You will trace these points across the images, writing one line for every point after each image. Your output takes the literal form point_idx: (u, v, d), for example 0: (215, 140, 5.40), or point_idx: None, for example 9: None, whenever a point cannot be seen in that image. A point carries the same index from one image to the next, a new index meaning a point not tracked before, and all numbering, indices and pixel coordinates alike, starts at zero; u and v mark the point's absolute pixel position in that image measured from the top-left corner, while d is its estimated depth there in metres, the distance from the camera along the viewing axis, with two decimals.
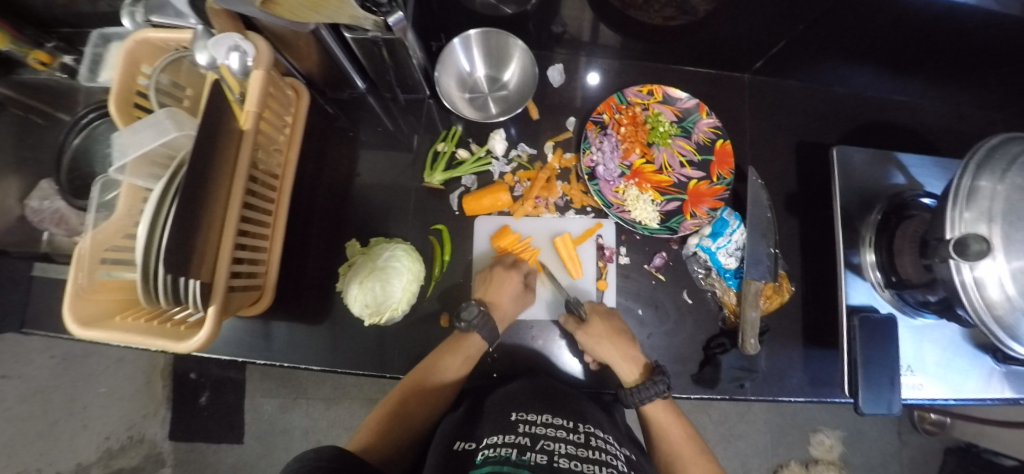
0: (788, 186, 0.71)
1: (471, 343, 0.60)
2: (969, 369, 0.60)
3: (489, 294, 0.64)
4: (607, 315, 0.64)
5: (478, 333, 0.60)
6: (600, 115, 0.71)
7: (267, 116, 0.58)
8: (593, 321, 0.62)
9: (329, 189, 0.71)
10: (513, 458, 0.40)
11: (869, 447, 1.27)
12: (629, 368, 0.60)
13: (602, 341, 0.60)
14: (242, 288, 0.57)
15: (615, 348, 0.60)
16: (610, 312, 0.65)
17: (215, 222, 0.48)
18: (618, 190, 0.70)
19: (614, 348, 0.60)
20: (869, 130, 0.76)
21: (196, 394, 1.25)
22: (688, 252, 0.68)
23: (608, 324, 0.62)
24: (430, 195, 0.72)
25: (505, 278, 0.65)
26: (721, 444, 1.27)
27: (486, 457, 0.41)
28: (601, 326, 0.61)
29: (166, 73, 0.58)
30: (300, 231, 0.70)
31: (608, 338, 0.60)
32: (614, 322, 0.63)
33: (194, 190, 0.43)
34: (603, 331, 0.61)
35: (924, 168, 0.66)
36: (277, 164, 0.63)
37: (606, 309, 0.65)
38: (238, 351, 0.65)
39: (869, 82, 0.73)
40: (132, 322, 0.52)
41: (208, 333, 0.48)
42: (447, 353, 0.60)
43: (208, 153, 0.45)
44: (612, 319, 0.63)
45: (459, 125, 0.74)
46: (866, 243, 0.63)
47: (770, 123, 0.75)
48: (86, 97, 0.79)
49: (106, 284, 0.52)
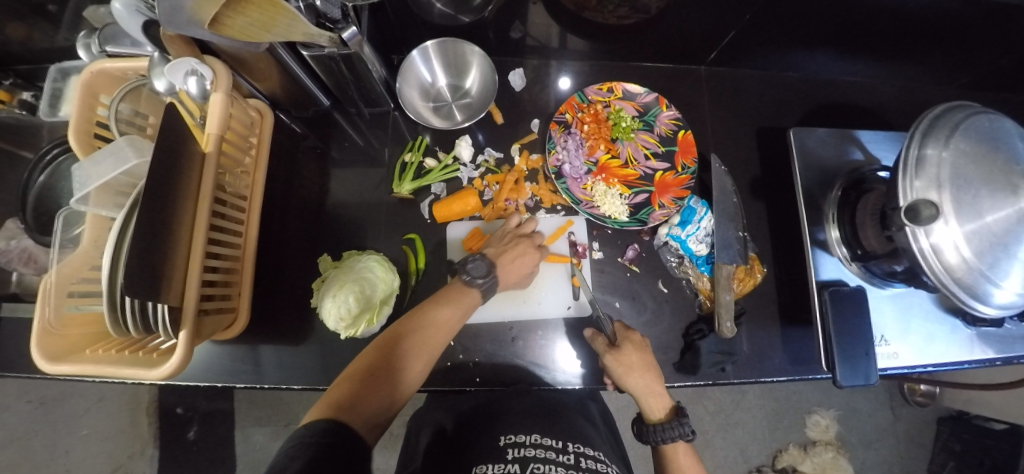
0: (751, 171, 0.73)
1: (468, 298, 0.62)
2: (941, 334, 0.62)
3: (501, 255, 0.66)
4: (641, 346, 0.61)
5: (480, 290, 0.62)
6: (562, 115, 0.72)
7: (229, 138, 0.57)
8: (627, 349, 0.60)
9: (301, 208, 0.71)
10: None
11: (863, 423, 1.28)
12: (655, 406, 0.61)
13: (637, 373, 0.59)
14: (215, 311, 0.56)
15: (647, 383, 0.60)
16: (643, 342, 0.62)
17: (183, 246, 0.47)
18: (585, 186, 0.71)
19: (647, 383, 0.60)
20: (826, 112, 0.78)
21: (184, 429, 1.21)
22: (660, 242, 0.68)
23: (643, 358, 0.60)
24: (402, 205, 0.73)
25: (522, 250, 0.67)
26: (719, 433, 1.28)
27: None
28: (639, 359, 0.60)
29: (126, 102, 0.58)
30: (274, 251, 0.69)
31: (642, 372, 0.59)
32: (645, 355, 0.61)
33: (156, 210, 0.42)
34: (635, 362, 0.59)
35: (878, 143, 0.69)
36: (245, 185, 0.63)
37: (640, 338, 0.62)
38: (217, 376, 0.64)
39: (819, 66, 0.76)
40: (101, 354, 0.51)
41: (181, 358, 0.47)
42: (429, 311, 0.59)
43: (168, 173, 0.44)
44: (645, 352, 0.61)
45: (426, 135, 0.75)
46: (830, 219, 0.64)
47: (730, 112, 0.77)
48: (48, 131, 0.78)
49: (74, 317, 0.51)
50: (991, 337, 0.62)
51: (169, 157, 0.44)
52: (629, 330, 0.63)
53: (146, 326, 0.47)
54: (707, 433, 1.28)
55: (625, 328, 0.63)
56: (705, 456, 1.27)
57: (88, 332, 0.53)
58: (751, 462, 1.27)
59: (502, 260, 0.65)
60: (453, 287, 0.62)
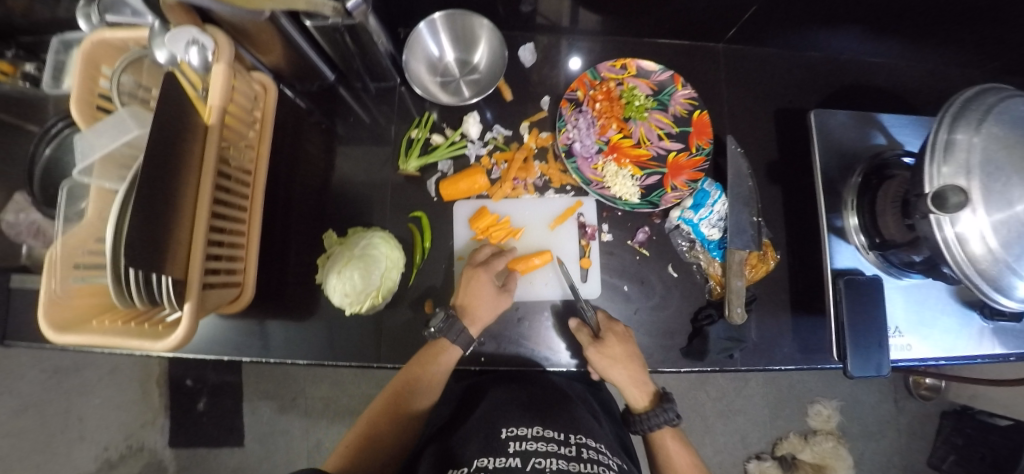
0: (768, 155, 0.71)
1: (441, 349, 0.60)
2: (957, 327, 0.60)
3: (462, 297, 0.62)
4: (624, 338, 0.61)
5: (450, 339, 0.60)
6: (574, 92, 0.70)
7: (232, 111, 0.56)
8: (610, 341, 0.60)
9: (305, 184, 0.70)
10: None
11: (865, 414, 1.28)
12: (640, 396, 0.62)
13: (621, 367, 0.59)
14: (220, 285, 0.56)
15: (631, 375, 0.60)
16: (627, 333, 0.62)
17: (186, 218, 0.46)
18: (596, 167, 0.69)
19: (631, 375, 0.60)
20: (849, 94, 0.75)
21: (192, 401, 1.24)
22: (671, 225, 0.67)
23: (626, 349, 0.60)
24: (408, 182, 0.71)
25: (475, 280, 0.63)
26: (720, 420, 1.29)
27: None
28: (623, 352, 0.60)
29: (127, 73, 0.56)
30: (278, 227, 0.68)
31: (626, 365, 0.59)
32: (629, 346, 0.61)
33: (160, 179, 0.41)
34: (619, 355, 0.59)
35: (903, 128, 0.66)
36: (249, 160, 0.62)
37: (623, 329, 0.62)
38: (224, 349, 0.64)
39: (845, 46, 0.72)
40: (109, 326, 0.51)
41: (185, 332, 0.47)
42: (427, 364, 0.60)
43: (172, 142, 0.43)
44: (629, 343, 0.61)
45: (433, 112, 0.73)
46: (848, 205, 0.62)
47: (748, 93, 0.74)
48: None
49: (81, 289, 0.50)
50: (1009, 332, 0.60)
51: (175, 126, 0.43)
52: (612, 321, 0.62)
53: (151, 299, 0.47)
54: (708, 419, 1.29)
55: (608, 318, 0.63)
56: (705, 441, 1.28)
57: (96, 303, 0.53)
58: (750, 449, 1.27)
59: (468, 310, 0.61)
60: (434, 343, 0.61)
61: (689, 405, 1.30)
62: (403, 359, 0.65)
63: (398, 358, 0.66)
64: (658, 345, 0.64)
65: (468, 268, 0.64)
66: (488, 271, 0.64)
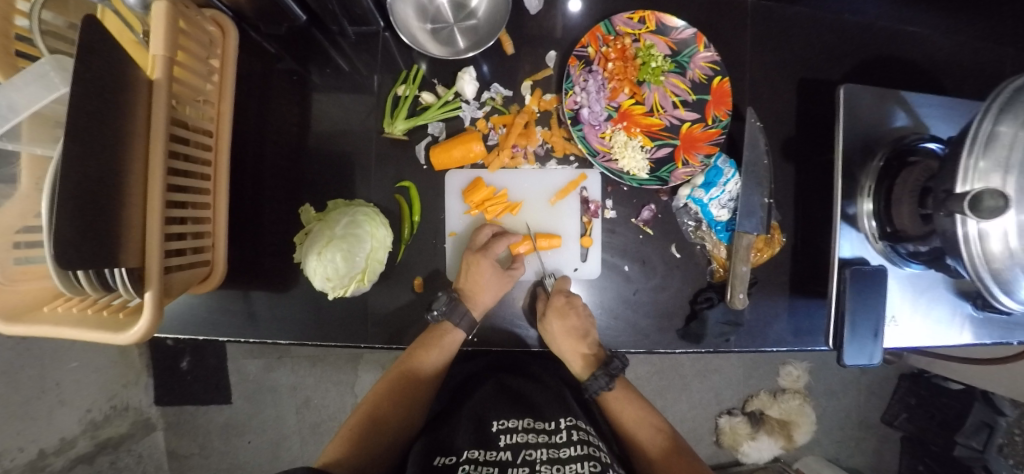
0: (786, 129, 0.66)
1: (444, 331, 0.61)
2: (946, 317, 0.60)
3: (467, 284, 0.60)
4: (565, 311, 0.60)
5: (452, 321, 0.61)
6: (584, 48, 0.62)
7: (181, 59, 0.46)
8: (551, 320, 0.59)
9: (277, 145, 0.62)
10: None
11: (831, 376, 1.36)
12: (584, 362, 0.63)
13: (560, 341, 0.60)
14: (187, 266, 0.50)
15: (573, 346, 0.61)
16: (569, 306, 0.60)
17: (134, 195, 0.39)
18: (604, 135, 0.63)
19: (572, 346, 0.61)
20: (881, 64, 0.68)
21: (175, 360, 1.23)
22: (678, 204, 0.63)
23: (567, 324, 0.59)
24: (394, 147, 0.64)
25: (477, 265, 0.60)
26: (697, 379, 1.35)
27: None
28: (562, 327, 0.59)
29: (50, 9, 0.45)
30: (249, 194, 0.62)
31: (564, 338, 0.60)
32: (571, 319, 0.60)
33: (98, 150, 0.34)
34: (558, 331, 0.59)
35: (933, 107, 0.61)
36: (209, 118, 0.53)
37: (563, 303, 0.60)
38: (199, 329, 0.60)
39: (889, 8, 0.64)
40: (64, 313, 0.45)
41: (149, 322, 0.42)
42: (427, 347, 0.62)
43: (109, 106, 0.35)
44: (570, 316, 0.59)
45: (421, 64, 0.64)
46: (864, 191, 0.59)
47: (772, 58, 0.67)
48: None
49: (25, 272, 0.44)
50: (997, 323, 0.61)
51: (111, 83, 0.35)
52: (556, 294, 0.61)
53: (103, 281, 0.42)
54: (685, 378, 1.35)
55: (558, 289, 0.62)
56: (681, 398, 1.35)
57: (43, 287, 0.46)
58: (722, 405, 1.36)
59: (471, 295, 0.60)
60: (436, 326, 0.61)
61: (669, 365, 1.35)
62: (393, 339, 0.63)
63: (387, 337, 0.63)
64: (653, 328, 0.63)
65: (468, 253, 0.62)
66: (488, 257, 0.61)
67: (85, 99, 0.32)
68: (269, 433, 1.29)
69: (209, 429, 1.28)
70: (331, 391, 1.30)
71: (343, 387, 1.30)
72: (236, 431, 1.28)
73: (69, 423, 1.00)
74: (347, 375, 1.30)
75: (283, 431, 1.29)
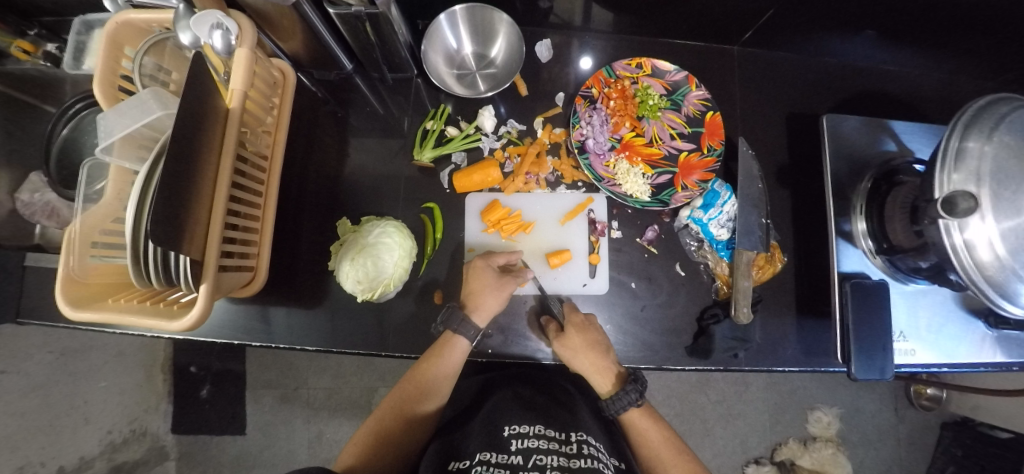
0: (779, 158, 0.71)
1: (453, 346, 0.61)
2: (962, 335, 0.60)
3: (467, 289, 0.63)
4: (584, 327, 0.62)
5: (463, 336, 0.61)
6: (589, 89, 0.71)
7: (252, 96, 0.56)
8: (571, 332, 0.61)
9: (319, 171, 0.71)
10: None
11: (865, 423, 1.28)
12: (607, 380, 0.61)
13: (579, 355, 0.59)
14: (235, 268, 0.56)
15: (593, 359, 0.60)
16: (587, 322, 0.63)
17: (207, 200, 0.46)
18: (608, 163, 0.70)
19: (592, 359, 0.60)
20: (862, 102, 0.75)
21: (196, 387, 1.26)
22: (680, 224, 0.68)
23: (587, 337, 0.61)
24: (421, 174, 0.72)
25: (479, 272, 0.64)
26: (719, 423, 1.29)
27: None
28: (582, 339, 0.60)
29: (149, 56, 0.56)
30: (291, 213, 0.69)
31: (587, 352, 0.60)
32: (590, 333, 0.62)
33: (184, 159, 0.42)
34: (580, 344, 0.60)
35: (915, 134, 0.66)
36: (266, 145, 0.62)
37: (584, 319, 0.63)
38: (234, 333, 0.66)
39: (862, 51, 0.72)
40: (124, 303, 0.51)
41: (201, 311, 0.47)
42: (434, 361, 0.61)
43: (195, 126, 0.43)
44: (589, 331, 0.62)
45: (448, 104, 0.74)
46: (857, 210, 0.63)
47: (760, 97, 0.74)
48: (72, 86, 0.75)
49: (98, 268, 0.51)
50: (1014, 341, 0.61)
51: (199, 110, 0.44)
52: (573, 312, 0.64)
53: (168, 279, 0.47)
54: (707, 422, 1.29)
55: (571, 310, 0.65)
56: (704, 444, 1.28)
57: (108, 283, 0.53)
58: (749, 453, 1.28)
59: (471, 298, 0.62)
60: (441, 339, 0.62)
61: (690, 407, 1.30)
62: (410, 349, 0.66)
63: (405, 347, 0.66)
64: (662, 343, 0.64)
65: (475, 259, 0.65)
66: (487, 262, 0.65)
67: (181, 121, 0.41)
68: (278, 468, 1.27)
69: (219, 462, 1.27)
70: (343, 424, 1.29)
71: (355, 420, 1.29)
72: (247, 465, 1.27)
73: (90, 443, 1.01)
74: (360, 407, 1.30)
75: (292, 467, 1.27)
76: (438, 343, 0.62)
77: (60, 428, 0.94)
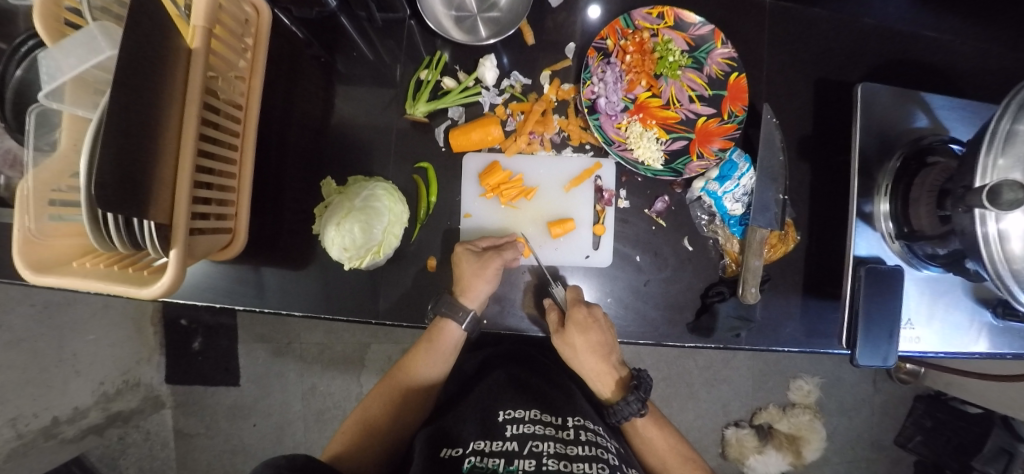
0: (803, 128, 0.66)
1: (446, 331, 0.62)
2: (968, 324, 0.59)
3: (457, 282, 0.59)
4: (587, 326, 0.58)
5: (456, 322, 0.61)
6: (603, 41, 0.63)
7: (218, 33, 0.47)
8: (571, 331, 0.58)
9: (301, 123, 0.64)
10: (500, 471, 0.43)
11: (843, 392, 1.33)
12: (611, 385, 0.63)
13: (582, 355, 0.60)
14: (210, 232, 0.52)
15: (596, 362, 0.61)
16: (590, 319, 0.59)
17: (169, 156, 0.40)
18: (620, 126, 0.63)
19: (597, 363, 0.61)
20: (903, 70, 0.68)
21: (187, 340, 1.25)
22: (692, 196, 0.63)
23: (589, 338, 0.59)
24: (414, 129, 0.66)
25: (472, 264, 0.59)
26: (704, 388, 1.33)
27: (473, 467, 0.44)
28: (584, 340, 0.59)
29: None
30: (272, 168, 0.63)
31: (587, 352, 0.60)
32: (593, 332, 0.59)
33: (137, 111, 0.35)
34: (583, 345, 0.59)
35: (954, 110, 0.60)
36: (239, 93, 0.54)
37: (586, 316, 0.58)
38: (215, 296, 0.62)
39: (909, 12, 0.64)
40: (90, 268, 0.46)
41: (172, 279, 0.42)
42: (427, 346, 0.63)
43: (154, 71, 0.36)
44: (592, 330, 0.59)
45: (445, 52, 0.66)
46: (881, 191, 0.58)
47: (791, 58, 0.67)
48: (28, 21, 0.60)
49: (58, 228, 0.45)
50: (1017, 333, 0.59)
51: (153, 50, 0.36)
52: (575, 306, 0.59)
53: (135, 241, 0.43)
54: (692, 386, 1.33)
55: (575, 301, 0.60)
56: (688, 406, 1.33)
57: (73, 244, 0.48)
58: (730, 416, 1.32)
59: (459, 287, 0.59)
60: (432, 325, 0.62)
61: (676, 372, 1.33)
62: (401, 317, 0.63)
63: (396, 315, 0.64)
64: (663, 320, 0.63)
65: (458, 246, 0.61)
66: (471, 253, 0.60)
67: (126, 65, 0.33)
68: (273, 418, 1.30)
69: (215, 411, 1.29)
70: (335, 380, 1.31)
71: (347, 376, 1.31)
72: (241, 414, 1.30)
73: (82, 394, 1.00)
74: (352, 364, 1.31)
75: (286, 417, 1.30)
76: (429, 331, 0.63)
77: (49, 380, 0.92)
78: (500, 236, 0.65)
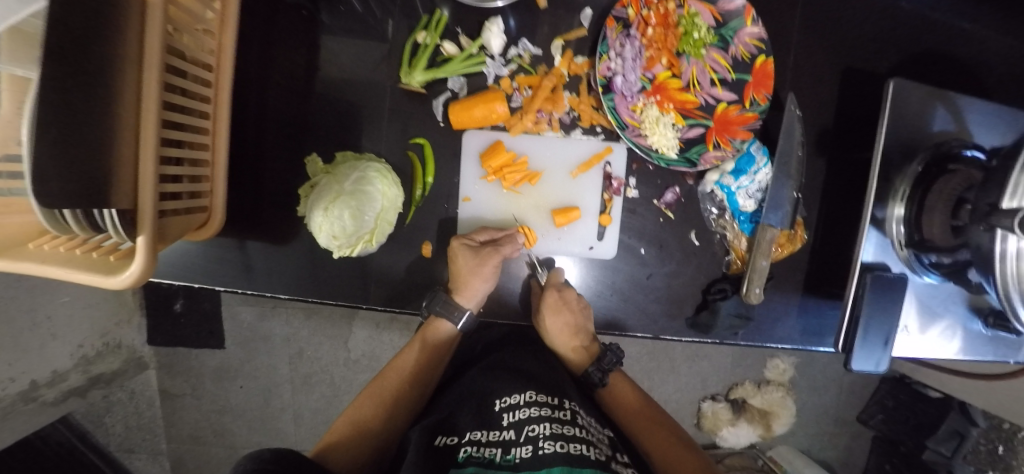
0: (824, 122, 0.62)
1: (440, 328, 0.63)
2: (960, 331, 0.59)
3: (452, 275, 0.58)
4: (559, 308, 0.59)
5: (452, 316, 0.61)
6: (624, 9, 0.56)
7: None
8: (542, 311, 0.59)
9: (282, 86, 0.58)
10: (497, 460, 0.43)
11: (815, 371, 1.39)
12: (579, 355, 0.66)
13: (554, 336, 0.62)
14: (182, 212, 0.47)
15: (567, 341, 0.63)
16: (562, 302, 0.59)
17: (127, 131, 0.34)
18: (635, 108, 0.58)
19: (568, 340, 0.63)
20: (937, 65, 0.63)
21: (169, 302, 1.22)
22: (705, 189, 0.61)
23: (558, 319, 0.59)
24: (409, 99, 0.60)
25: (469, 259, 0.56)
26: (685, 363, 1.37)
27: (469, 457, 0.44)
28: (555, 321, 0.60)
29: None
30: (251, 138, 0.58)
31: (560, 332, 0.62)
32: (564, 314, 0.60)
33: (85, 82, 0.29)
34: (559, 327, 0.61)
35: (982, 114, 0.57)
36: (209, 50, 0.46)
37: (559, 300, 0.59)
38: (192, 276, 0.58)
39: None
40: (50, 250, 0.41)
41: (143, 268, 0.37)
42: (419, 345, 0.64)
43: (103, 35, 0.30)
44: (564, 313, 0.59)
45: (445, 10, 0.59)
46: (897, 195, 0.56)
47: (823, 42, 0.61)
48: None
49: (8, 205, 0.40)
50: (1001, 342, 0.61)
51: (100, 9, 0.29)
52: (549, 289, 0.59)
53: (91, 222, 0.38)
54: (674, 361, 1.37)
55: (552, 285, 0.60)
56: (667, 380, 1.38)
57: (27, 222, 0.42)
58: (706, 391, 1.38)
59: (458, 284, 0.58)
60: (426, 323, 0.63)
61: (660, 347, 1.37)
62: (393, 303, 0.61)
63: (388, 299, 0.61)
64: (660, 315, 0.62)
65: (454, 240, 0.57)
66: (467, 242, 0.57)
67: (58, 31, 0.26)
68: (259, 380, 1.30)
69: (200, 372, 1.29)
70: (323, 345, 1.30)
71: (334, 342, 1.31)
72: (227, 376, 1.29)
73: (61, 357, 0.97)
74: (338, 330, 1.30)
75: (273, 379, 1.31)
76: (424, 330, 0.64)
77: (23, 346, 0.86)
78: (500, 228, 0.62)
